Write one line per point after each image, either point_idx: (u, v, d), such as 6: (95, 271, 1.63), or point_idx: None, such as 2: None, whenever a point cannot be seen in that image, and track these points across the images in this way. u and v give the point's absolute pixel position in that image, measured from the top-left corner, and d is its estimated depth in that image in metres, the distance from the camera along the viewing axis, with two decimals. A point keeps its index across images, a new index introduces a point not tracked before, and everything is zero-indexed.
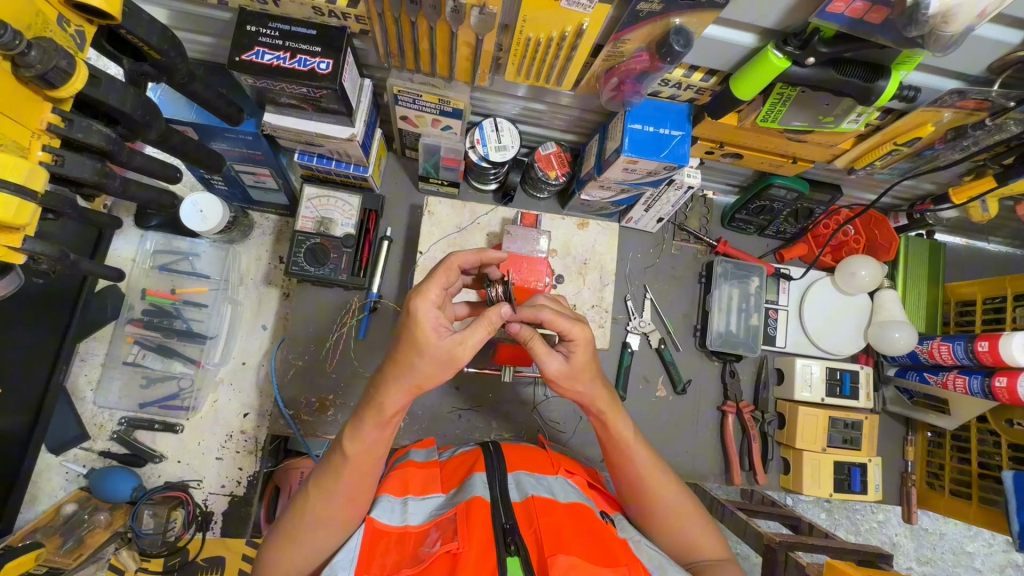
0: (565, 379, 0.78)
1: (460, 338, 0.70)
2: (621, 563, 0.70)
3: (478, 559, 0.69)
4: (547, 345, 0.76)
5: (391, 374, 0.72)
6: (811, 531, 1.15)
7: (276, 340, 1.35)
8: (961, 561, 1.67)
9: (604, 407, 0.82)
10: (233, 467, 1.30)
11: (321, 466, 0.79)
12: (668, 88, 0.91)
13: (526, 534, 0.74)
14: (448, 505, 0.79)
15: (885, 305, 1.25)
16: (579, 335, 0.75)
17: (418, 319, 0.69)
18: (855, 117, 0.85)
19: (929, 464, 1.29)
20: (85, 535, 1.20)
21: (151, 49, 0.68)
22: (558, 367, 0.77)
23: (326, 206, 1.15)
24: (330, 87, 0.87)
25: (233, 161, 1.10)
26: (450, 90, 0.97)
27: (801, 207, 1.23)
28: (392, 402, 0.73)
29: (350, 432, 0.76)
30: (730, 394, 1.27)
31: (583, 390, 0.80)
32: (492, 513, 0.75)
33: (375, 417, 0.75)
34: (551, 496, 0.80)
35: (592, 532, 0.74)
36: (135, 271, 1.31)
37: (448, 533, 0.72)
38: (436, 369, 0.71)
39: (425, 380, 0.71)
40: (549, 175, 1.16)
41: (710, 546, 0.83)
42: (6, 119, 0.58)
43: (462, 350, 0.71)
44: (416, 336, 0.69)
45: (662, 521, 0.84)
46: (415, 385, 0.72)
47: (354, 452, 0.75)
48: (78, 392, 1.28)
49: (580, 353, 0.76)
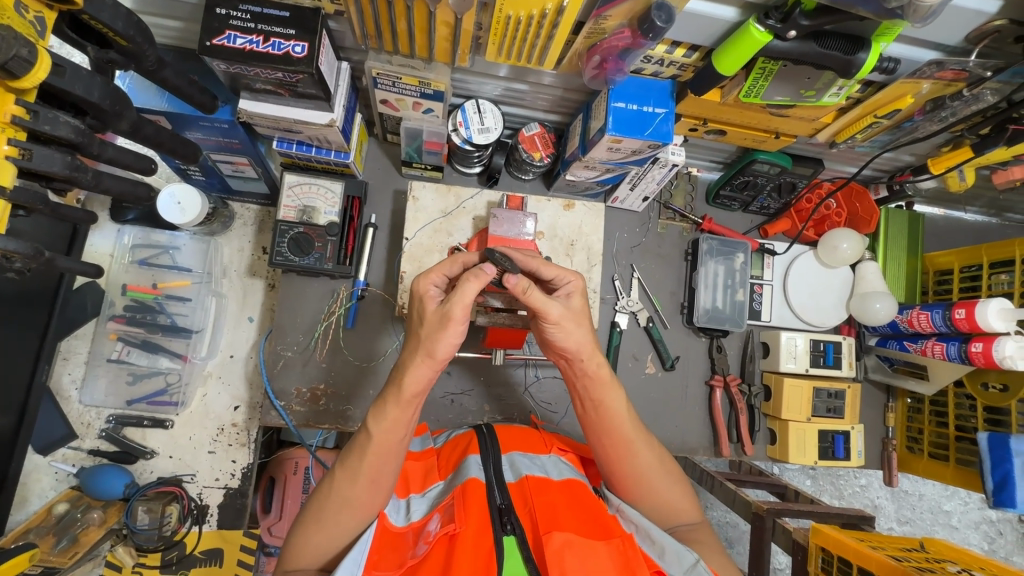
0: (566, 320, 0.79)
1: (447, 303, 0.73)
2: (615, 535, 0.72)
3: (475, 538, 0.70)
4: (544, 296, 0.76)
5: (404, 355, 0.78)
6: (793, 498, 1.24)
7: (263, 331, 1.34)
8: (938, 519, 1.74)
9: (586, 355, 0.81)
10: (226, 460, 1.30)
11: (345, 450, 0.80)
12: (650, 65, 0.91)
13: (522, 514, 0.75)
14: (446, 491, 0.81)
15: (866, 276, 1.27)
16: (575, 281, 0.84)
17: (422, 291, 0.78)
18: (836, 90, 0.85)
19: (908, 429, 1.33)
20: (79, 534, 1.16)
21: (118, 36, 0.65)
22: (559, 311, 0.78)
23: (308, 194, 1.14)
24: (306, 71, 0.85)
25: (209, 150, 1.08)
26: (429, 72, 0.96)
27: (784, 181, 1.24)
28: (412, 378, 0.75)
29: (373, 415, 0.77)
30: (717, 368, 1.29)
31: (574, 336, 0.80)
32: (487, 493, 0.76)
33: (395, 397, 0.77)
34: (545, 475, 0.81)
35: (585, 508, 0.76)
36: (115, 267, 1.29)
37: (447, 516, 0.73)
38: (433, 336, 0.74)
39: (436, 349, 0.74)
40: (533, 157, 1.14)
41: (692, 512, 0.86)
42: None
43: (457, 313, 0.72)
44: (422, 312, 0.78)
45: (647, 489, 0.84)
46: (427, 357, 0.75)
47: (379, 435, 0.76)
48: (63, 393, 1.25)
49: (576, 299, 0.84)
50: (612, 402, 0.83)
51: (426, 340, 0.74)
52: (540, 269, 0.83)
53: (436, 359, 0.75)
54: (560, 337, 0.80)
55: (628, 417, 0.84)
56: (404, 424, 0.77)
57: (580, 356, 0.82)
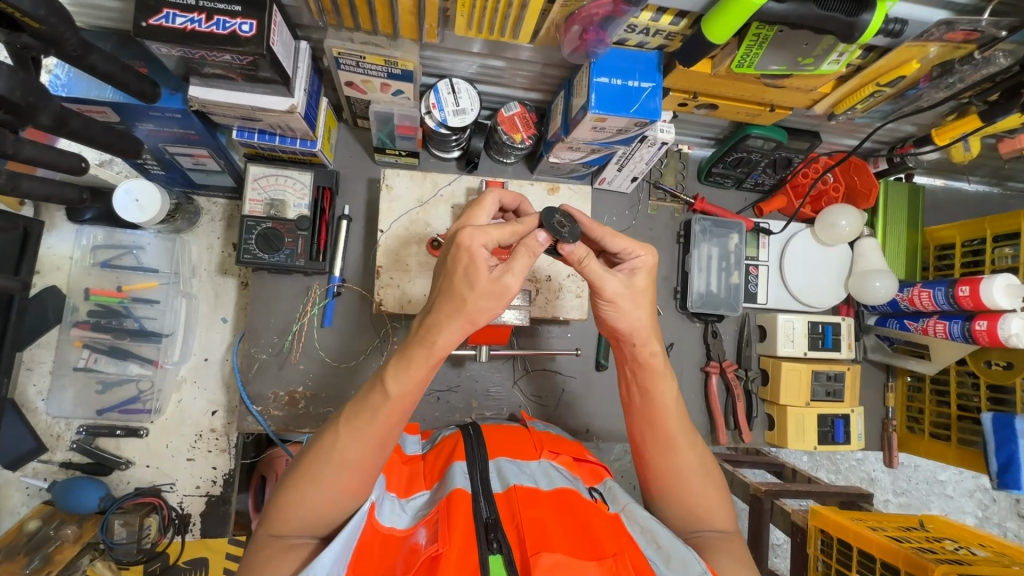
0: (623, 298, 0.73)
1: (505, 273, 0.65)
2: (608, 554, 0.66)
3: (459, 558, 0.64)
4: (604, 268, 0.71)
5: (441, 309, 0.66)
6: (793, 478, 1.28)
7: (238, 333, 1.27)
8: (934, 490, 1.73)
9: (643, 338, 0.76)
10: (206, 467, 1.25)
11: (351, 404, 0.72)
12: (635, 35, 0.83)
13: (509, 529, 0.70)
14: (431, 503, 0.75)
15: (864, 254, 1.23)
16: (645, 257, 0.75)
17: (472, 254, 0.64)
18: (836, 56, 0.78)
19: (909, 409, 1.30)
20: (53, 552, 1.14)
21: (27, 17, 0.57)
22: (616, 287, 0.72)
23: (274, 186, 1.07)
24: (257, 53, 0.77)
25: (164, 142, 1.00)
26: (396, 50, 0.88)
27: (779, 157, 1.17)
28: (445, 338, 0.67)
29: (392, 368, 0.69)
30: (713, 353, 1.24)
31: (630, 317, 0.74)
32: (473, 506, 0.70)
33: (422, 356, 0.69)
34: (534, 485, 0.77)
35: (575, 521, 0.71)
36: (74, 269, 1.20)
37: (432, 534, 0.68)
38: (487, 306, 0.66)
39: (478, 316, 0.67)
40: (514, 139, 1.07)
41: (721, 518, 0.81)
42: None
43: (512, 283, 0.66)
44: (469, 270, 0.64)
45: (680, 488, 0.80)
46: (467, 322, 0.67)
47: (397, 394, 0.69)
48: (29, 404, 1.20)
49: (640, 275, 0.75)
50: (662, 390, 0.79)
51: (475, 306, 0.65)
52: (605, 239, 0.76)
53: (474, 326, 0.68)
54: (616, 314, 0.74)
55: (675, 409, 0.80)
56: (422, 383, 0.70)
57: (632, 339, 0.76)
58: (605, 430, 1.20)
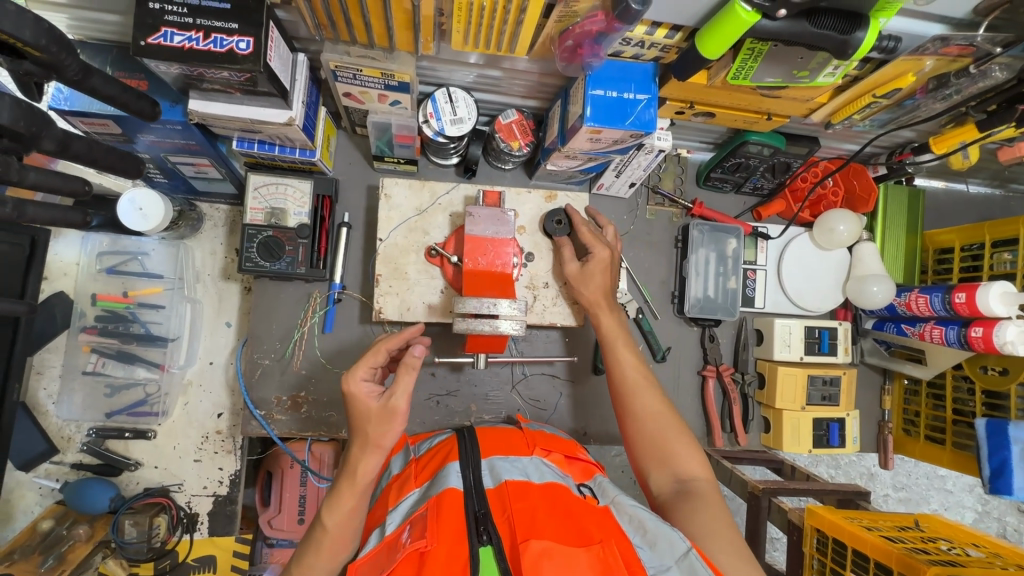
0: (587, 271, 1.01)
1: (389, 398, 0.80)
2: (596, 541, 0.67)
3: (447, 554, 0.66)
4: (572, 253, 1.03)
5: (353, 451, 0.81)
6: (791, 475, 1.23)
7: (241, 336, 1.30)
8: (933, 484, 1.75)
9: (602, 303, 1.00)
10: (212, 467, 1.29)
11: (299, 548, 0.82)
12: (630, 48, 0.83)
13: (499, 521, 0.72)
14: (421, 501, 0.78)
15: (863, 258, 1.23)
16: (600, 253, 1.01)
17: (356, 392, 0.81)
18: (831, 69, 0.78)
19: (905, 412, 1.31)
20: (66, 551, 1.16)
21: (28, 47, 0.58)
22: (577, 267, 1.02)
23: (274, 195, 1.08)
24: (254, 70, 0.78)
25: (166, 153, 1.02)
26: (392, 63, 0.89)
27: (777, 162, 1.17)
28: (364, 467, 0.80)
29: (324, 509, 0.81)
30: (709, 357, 1.25)
31: (593, 284, 1.01)
32: (465, 501, 0.74)
33: (349, 486, 0.81)
34: (524, 477, 0.79)
35: (565, 511, 0.73)
36: (81, 276, 1.23)
37: (419, 530, 0.71)
38: (381, 428, 0.80)
39: (383, 440, 0.80)
40: (512, 147, 1.08)
41: (692, 465, 0.86)
42: None
43: (399, 401, 0.80)
44: (360, 409, 0.81)
45: (647, 434, 0.89)
46: (377, 448, 0.81)
47: (333, 526, 0.79)
48: (40, 407, 1.23)
49: (601, 261, 1.02)
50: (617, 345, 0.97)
51: (372, 433, 0.80)
52: (581, 235, 1.04)
53: (386, 447, 0.81)
54: (580, 288, 1.01)
55: (634, 365, 0.96)
56: (353, 509, 0.81)
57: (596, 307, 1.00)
58: (603, 434, 1.22)
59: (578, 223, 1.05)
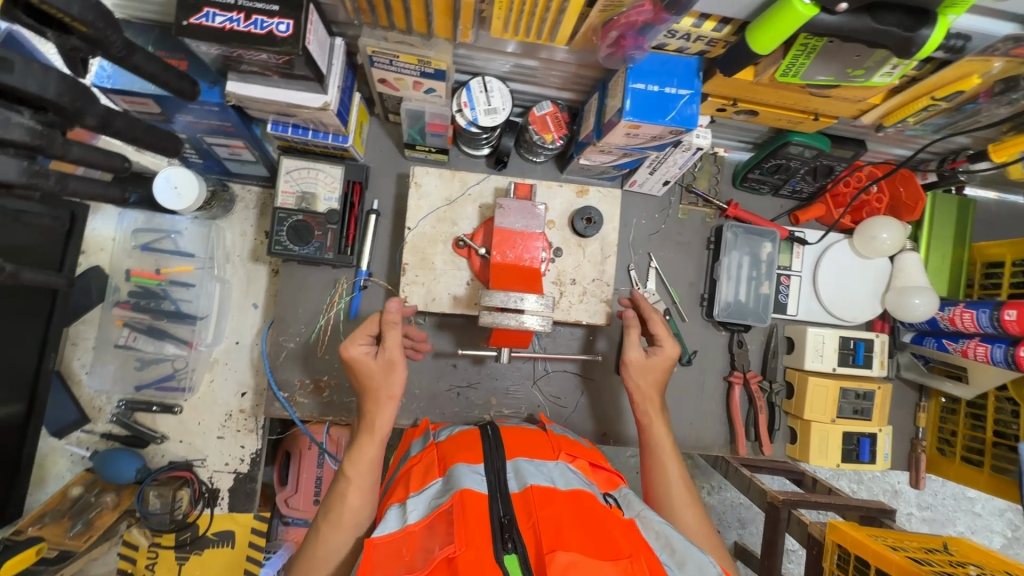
0: (640, 367, 1.00)
1: (388, 352, 0.89)
2: (624, 554, 0.66)
3: (474, 560, 0.65)
4: (636, 337, 1.02)
5: (369, 408, 0.89)
6: (814, 488, 1.25)
7: (268, 318, 1.31)
8: (961, 506, 1.68)
9: (648, 407, 1.00)
10: (235, 445, 1.30)
11: (323, 504, 0.86)
12: (675, 40, 0.80)
13: (525, 528, 0.71)
14: (444, 494, 0.76)
15: (905, 269, 1.17)
16: (667, 348, 1.01)
17: (353, 353, 0.89)
18: (889, 69, 0.74)
19: (941, 431, 1.26)
20: (93, 518, 1.21)
21: (76, 22, 0.59)
22: (637, 355, 1.01)
23: (305, 179, 1.08)
24: (293, 53, 0.77)
25: (202, 133, 1.03)
26: (430, 50, 0.88)
27: (820, 165, 1.12)
28: (380, 420, 0.88)
29: (347, 458, 0.87)
30: (737, 363, 1.22)
31: (641, 381, 1.00)
32: (489, 506, 0.72)
33: (368, 439, 0.88)
34: (550, 483, 0.77)
35: (592, 520, 0.71)
36: (117, 251, 1.26)
37: (446, 533, 0.69)
38: (385, 380, 0.89)
39: (391, 390, 0.89)
40: (545, 139, 1.06)
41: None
42: None
43: (394, 354, 0.89)
44: (363, 368, 0.89)
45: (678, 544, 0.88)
46: (388, 399, 0.89)
47: (354, 474, 0.85)
48: (73, 377, 1.27)
49: (659, 356, 1.01)
50: (655, 437, 0.98)
51: (381, 387, 0.89)
52: (652, 323, 1.03)
53: (397, 399, 0.89)
54: (628, 378, 1.02)
55: (674, 462, 0.96)
56: (372, 459, 0.87)
57: (637, 400, 1.01)
58: (623, 435, 1.19)
59: (649, 310, 1.04)
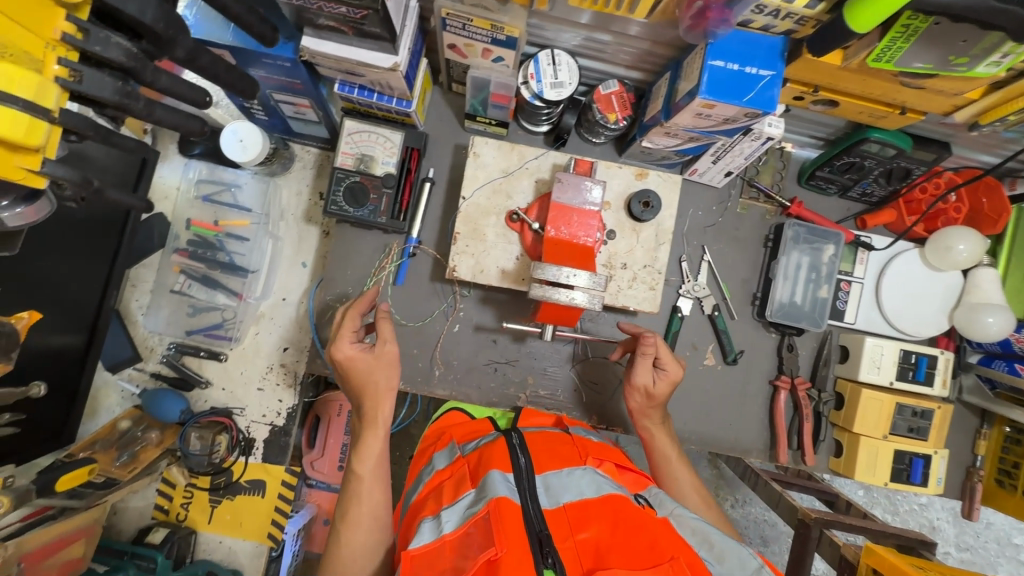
0: (646, 391, 1.01)
1: (380, 347, 0.92)
2: (665, 558, 0.65)
3: (516, 565, 0.65)
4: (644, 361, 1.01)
5: (367, 404, 0.94)
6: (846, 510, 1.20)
7: (315, 278, 1.34)
8: (1004, 552, 1.58)
9: (653, 419, 1.03)
10: (273, 399, 1.34)
11: (341, 508, 0.90)
12: (762, 17, 0.77)
13: (563, 548, 0.69)
14: (478, 501, 0.74)
15: (980, 285, 1.10)
16: (672, 371, 1.01)
17: (350, 354, 0.91)
18: (997, 58, 0.70)
19: (1001, 461, 1.18)
20: (138, 451, 1.27)
21: None
22: (641, 378, 1.01)
23: (365, 142, 1.10)
24: (372, 7, 0.78)
25: (271, 89, 1.05)
26: (504, 15, 0.87)
27: (897, 167, 1.06)
28: (381, 411, 0.93)
29: (354, 457, 0.92)
30: (785, 368, 1.17)
31: (646, 402, 1.02)
32: (525, 517, 0.71)
33: (370, 432, 0.94)
34: (581, 496, 0.75)
35: (630, 531, 0.69)
36: (181, 200, 1.31)
37: (485, 540, 0.68)
38: (381, 373, 0.93)
39: (386, 383, 0.94)
40: (608, 118, 1.04)
41: None
42: (12, 24, 0.53)
43: (390, 347, 0.93)
44: (358, 367, 0.91)
45: None
46: (385, 391, 0.94)
47: (364, 472, 0.91)
48: (130, 316, 1.32)
49: (663, 381, 1.01)
50: (661, 447, 1.02)
51: (378, 382, 0.93)
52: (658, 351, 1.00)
53: (394, 390, 0.95)
54: (630, 397, 1.03)
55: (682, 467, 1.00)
56: (377, 452, 0.93)
57: (644, 415, 1.03)
58: None
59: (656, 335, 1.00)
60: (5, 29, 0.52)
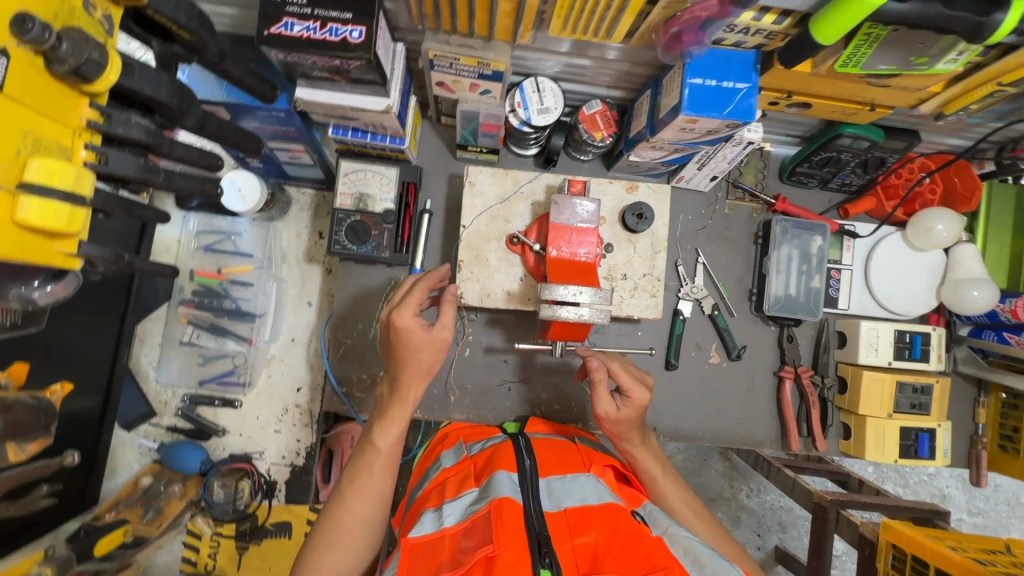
0: (616, 418, 0.94)
1: (437, 332, 0.86)
2: (659, 567, 0.64)
3: (513, 560, 0.66)
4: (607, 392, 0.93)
5: (404, 378, 0.87)
6: (859, 488, 1.25)
7: (322, 315, 1.36)
8: (1015, 513, 1.62)
9: (631, 440, 0.97)
10: (291, 439, 1.35)
11: (347, 476, 0.87)
12: (734, 35, 0.82)
13: (562, 549, 0.71)
14: (480, 500, 0.77)
15: (962, 261, 1.16)
16: (637, 396, 0.93)
17: (407, 327, 0.84)
18: (955, 55, 0.75)
19: (1002, 427, 1.22)
20: (163, 505, 1.26)
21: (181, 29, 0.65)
22: (607, 408, 0.94)
23: (361, 180, 1.12)
24: (364, 57, 0.81)
25: (267, 138, 1.08)
26: (488, 52, 0.91)
27: (871, 157, 1.11)
28: (411, 393, 0.88)
29: (377, 426, 0.88)
30: (788, 358, 1.21)
31: (620, 424, 0.95)
32: (525, 519, 0.73)
33: (396, 412, 0.88)
34: (582, 501, 0.77)
35: (624, 532, 0.70)
36: (182, 253, 1.33)
37: (482, 535, 0.70)
38: (433, 354, 0.87)
39: (432, 365, 0.88)
40: (594, 137, 1.08)
41: None
42: (43, 118, 0.56)
43: (448, 333, 0.86)
44: (411, 340, 0.85)
45: None
46: (426, 373, 0.88)
47: (385, 446, 0.87)
48: (141, 372, 1.33)
49: (631, 406, 0.94)
50: (641, 461, 0.98)
51: (422, 361, 0.86)
52: (616, 375, 0.93)
53: (433, 372, 0.89)
54: (602, 424, 0.97)
55: (669, 480, 0.97)
56: (400, 423, 0.88)
57: (621, 437, 0.97)
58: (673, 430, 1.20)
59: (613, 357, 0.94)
60: (43, 125, 0.56)
